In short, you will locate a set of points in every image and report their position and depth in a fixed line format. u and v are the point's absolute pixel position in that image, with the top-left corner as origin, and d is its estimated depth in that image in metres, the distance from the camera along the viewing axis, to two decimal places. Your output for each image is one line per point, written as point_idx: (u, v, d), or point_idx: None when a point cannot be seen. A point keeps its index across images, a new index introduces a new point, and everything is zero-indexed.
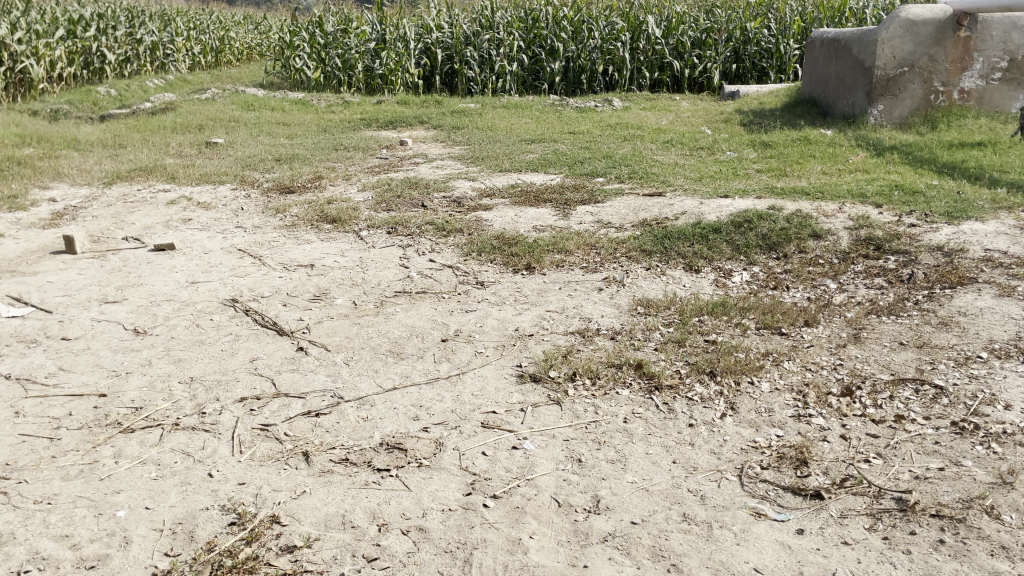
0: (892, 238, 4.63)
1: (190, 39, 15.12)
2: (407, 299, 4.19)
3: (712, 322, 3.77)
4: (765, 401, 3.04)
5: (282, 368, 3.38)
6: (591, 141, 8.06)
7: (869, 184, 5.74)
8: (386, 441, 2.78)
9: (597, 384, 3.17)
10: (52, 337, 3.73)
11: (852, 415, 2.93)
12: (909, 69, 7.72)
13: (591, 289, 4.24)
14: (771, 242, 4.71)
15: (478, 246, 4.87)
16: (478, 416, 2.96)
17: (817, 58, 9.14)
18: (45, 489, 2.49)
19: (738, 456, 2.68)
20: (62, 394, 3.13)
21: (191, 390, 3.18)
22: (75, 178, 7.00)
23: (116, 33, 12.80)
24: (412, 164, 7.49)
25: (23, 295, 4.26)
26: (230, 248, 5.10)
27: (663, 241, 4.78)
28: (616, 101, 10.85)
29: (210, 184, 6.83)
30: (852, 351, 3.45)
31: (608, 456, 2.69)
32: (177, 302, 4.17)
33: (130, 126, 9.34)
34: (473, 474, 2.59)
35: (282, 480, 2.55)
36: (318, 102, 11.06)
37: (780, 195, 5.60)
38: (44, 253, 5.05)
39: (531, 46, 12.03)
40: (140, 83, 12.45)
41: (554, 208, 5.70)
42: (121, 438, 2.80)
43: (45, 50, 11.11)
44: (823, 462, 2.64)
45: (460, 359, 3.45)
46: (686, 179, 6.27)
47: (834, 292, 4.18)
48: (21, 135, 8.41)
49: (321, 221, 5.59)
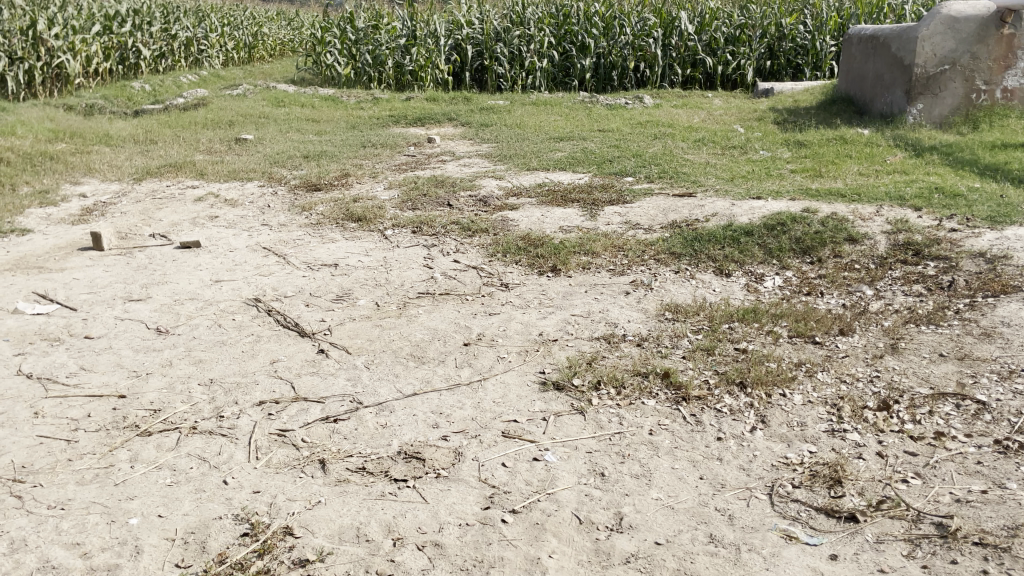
0: (931, 243, 4.47)
1: (224, 36, 15.22)
2: (430, 301, 4.13)
3: (743, 330, 3.65)
4: (798, 414, 2.93)
5: (302, 371, 3.34)
6: (621, 140, 7.93)
7: (907, 187, 5.56)
8: (404, 450, 2.71)
9: (622, 394, 3.08)
10: (75, 336, 3.72)
11: (889, 431, 2.81)
12: (950, 67, 7.50)
13: (618, 293, 4.14)
14: (804, 246, 4.58)
15: (504, 247, 4.79)
16: (499, 425, 2.89)
17: (854, 55, 8.92)
18: (60, 493, 2.46)
19: (768, 474, 2.58)
20: (82, 395, 3.11)
21: (211, 392, 3.14)
22: (106, 174, 7.05)
23: (152, 29, 12.89)
24: (440, 161, 7.43)
25: (49, 292, 4.27)
26: (256, 246, 5.07)
27: (693, 243, 4.67)
28: (646, 99, 10.70)
29: (238, 180, 6.83)
30: (889, 362, 3.32)
31: (632, 470, 2.60)
32: (200, 301, 4.15)
33: (162, 121, 9.39)
34: (493, 486, 2.52)
35: (298, 489, 2.50)
36: (347, 98, 11.04)
37: (815, 196, 5.45)
38: (72, 250, 5.06)
39: (561, 42, 11.94)
40: (174, 78, 12.55)
41: (582, 208, 5.60)
42: (138, 442, 2.77)
43: (81, 46, 11.21)
44: (858, 482, 2.52)
45: (482, 365, 3.37)
46: (717, 179, 6.14)
47: (870, 299, 4.05)
48: (55, 130, 8.49)
49: (346, 219, 5.55)
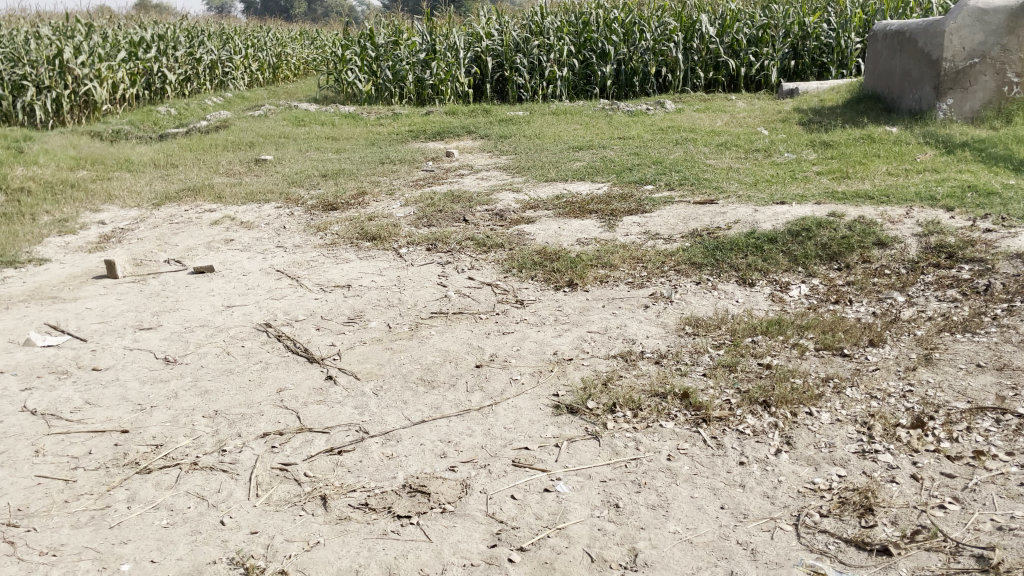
0: (965, 245, 4.27)
1: (247, 57, 15.36)
2: (443, 321, 4.02)
3: (766, 344, 3.49)
4: (825, 434, 2.76)
5: (309, 400, 3.23)
6: (642, 147, 7.79)
7: (938, 186, 5.35)
8: (409, 483, 2.60)
9: (639, 416, 2.94)
10: (83, 368, 3.66)
11: (924, 451, 2.64)
12: (980, 60, 7.27)
13: (636, 307, 4.00)
14: (831, 252, 4.40)
15: (519, 262, 4.67)
16: (509, 453, 2.76)
17: (879, 51, 8.69)
18: (53, 538, 2.40)
19: (794, 501, 2.42)
20: (85, 430, 3.05)
21: (215, 425, 3.05)
22: (126, 200, 7.05)
23: (176, 54, 12.97)
24: (458, 175, 7.35)
25: (61, 322, 4.22)
26: (269, 269, 5.01)
27: (714, 252, 4.51)
28: (668, 104, 10.54)
29: (256, 202, 6.79)
30: (922, 375, 3.13)
31: (648, 500, 2.46)
32: (211, 328, 4.08)
33: (184, 145, 9.41)
34: (500, 522, 2.39)
35: (296, 528, 2.41)
36: (368, 115, 11.02)
37: (841, 199, 5.26)
38: (87, 279, 5.03)
39: (581, 50, 11.84)
40: (199, 102, 12.61)
41: (600, 219, 5.46)
42: (137, 480, 2.70)
43: (107, 73, 11.28)
44: (891, 510, 2.35)
45: (494, 388, 3.24)
46: (740, 184, 5.97)
47: (902, 306, 3.86)
48: (76, 157, 8.52)
49: (360, 238, 5.47)
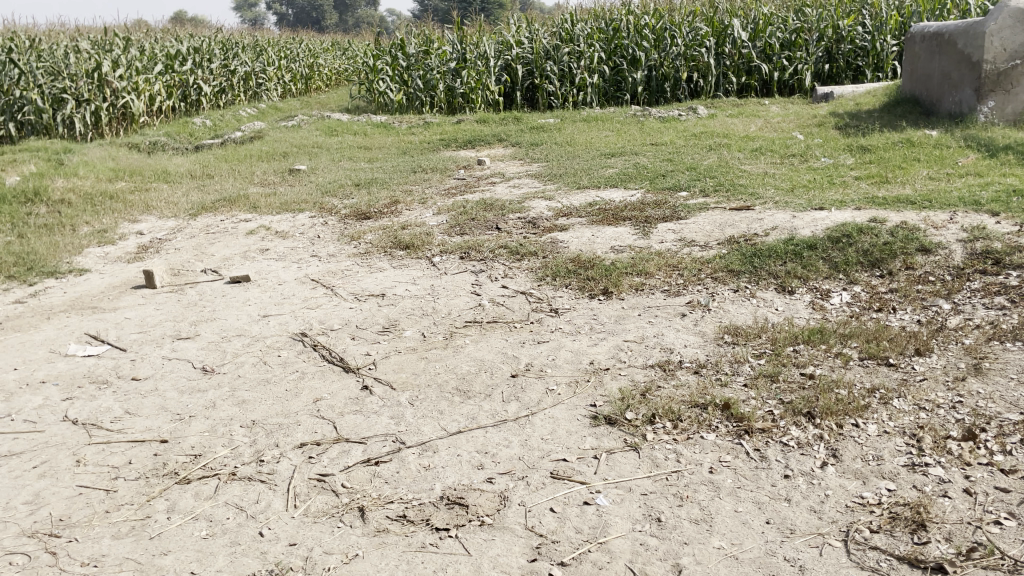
0: (1013, 251, 4.16)
1: (280, 68, 15.55)
2: (478, 330, 4.00)
3: (809, 353, 3.42)
4: (873, 447, 2.69)
5: (345, 410, 3.23)
6: (674, 153, 7.71)
7: (982, 190, 5.23)
8: (447, 495, 2.58)
9: (679, 428, 2.88)
10: (123, 378, 3.69)
11: (977, 464, 2.55)
12: (1021, 62, 7.18)
13: (673, 316, 3.94)
14: (873, 258, 4.31)
15: (554, 270, 4.64)
16: (548, 464, 2.72)
17: (917, 54, 8.55)
18: (94, 549, 2.42)
19: (843, 517, 2.35)
20: (125, 440, 3.07)
21: (252, 435, 3.05)
22: (163, 211, 7.13)
23: (211, 66, 13.14)
24: (490, 183, 7.33)
25: (101, 332, 4.27)
26: (304, 278, 5.03)
27: (752, 259, 4.44)
28: (700, 109, 10.45)
29: (290, 212, 6.84)
30: (972, 386, 3.04)
31: (691, 514, 2.41)
32: (247, 337, 4.09)
33: (219, 155, 9.52)
34: (540, 535, 2.36)
35: (335, 540, 2.40)
36: (399, 124, 11.07)
37: (882, 205, 5.16)
38: (126, 288, 5.09)
39: (612, 56, 11.80)
40: (233, 113, 12.77)
41: (634, 226, 5.41)
42: (176, 490, 2.71)
43: (144, 86, 11.46)
44: (945, 526, 2.28)
45: (530, 399, 3.21)
46: (777, 190, 5.88)
47: (948, 314, 3.77)
48: (116, 169, 8.64)
49: (394, 247, 5.48)
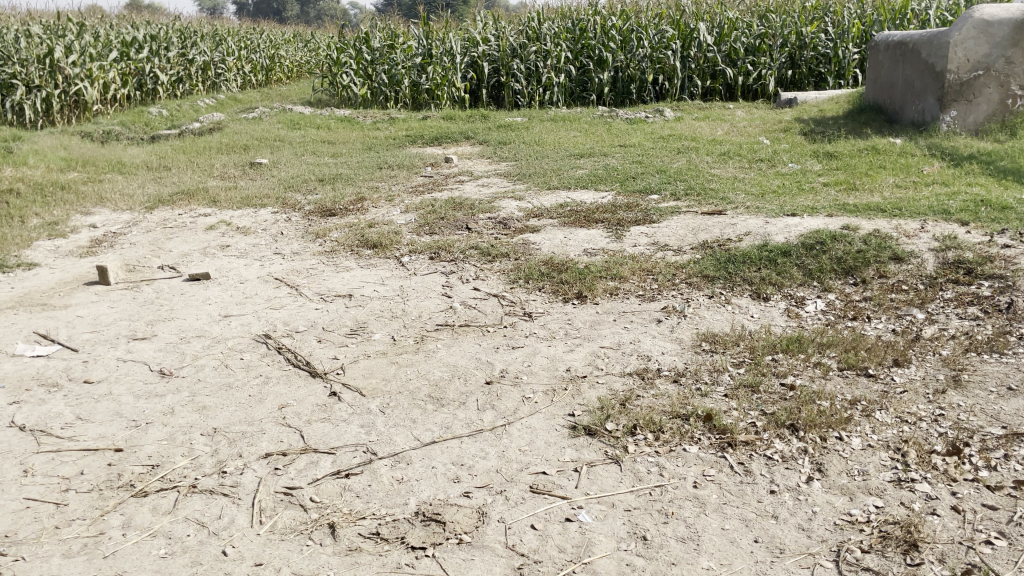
0: (984, 261, 4.17)
1: (240, 59, 15.20)
2: (449, 333, 3.88)
3: (788, 362, 3.37)
4: (858, 461, 2.64)
5: (313, 417, 3.09)
6: (644, 155, 7.67)
7: (949, 199, 5.26)
8: (422, 511, 2.46)
9: (661, 440, 2.80)
10: (74, 380, 3.49)
11: (963, 480, 2.52)
12: (984, 72, 7.26)
13: (649, 321, 3.87)
14: (847, 266, 4.29)
15: (526, 273, 4.53)
16: (526, 478, 2.62)
17: (881, 62, 8.64)
18: (43, 569, 2.26)
19: (832, 535, 2.30)
20: (76, 449, 2.89)
21: (214, 444, 2.90)
22: (117, 203, 6.86)
23: (169, 54, 12.77)
24: (457, 181, 7.21)
25: (51, 332, 4.05)
26: (267, 277, 4.85)
27: (726, 265, 4.39)
28: (667, 112, 10.43)
29: (252, 207, 6.63)
30: (953, 398, 3.02)
31: (677, 532, 2.33)
32: (208, 338, 3.92)
33: (177, 147, 9.22)
34: (521, 555, 2.26)
35: (305, 560, 2.27)
36: (363, 119, 10.86)
37: (852, 212, 5.16)
38: (78, 285, 4.86)
39: (578, 57, 11.73)
40: (191, 104, 12.42)
41: (606, 229, 5.33)
42: (132, 504, 2.55)
43: (99, 72, 11.06)
44: (937, 546, 2.23)
45: (506, 407, 3.10)
46: (747, 195, 5.84)
47: (923, 323, 3.75)
48: (67, 159, 8.30)
49: (360, 246, 5.32)
